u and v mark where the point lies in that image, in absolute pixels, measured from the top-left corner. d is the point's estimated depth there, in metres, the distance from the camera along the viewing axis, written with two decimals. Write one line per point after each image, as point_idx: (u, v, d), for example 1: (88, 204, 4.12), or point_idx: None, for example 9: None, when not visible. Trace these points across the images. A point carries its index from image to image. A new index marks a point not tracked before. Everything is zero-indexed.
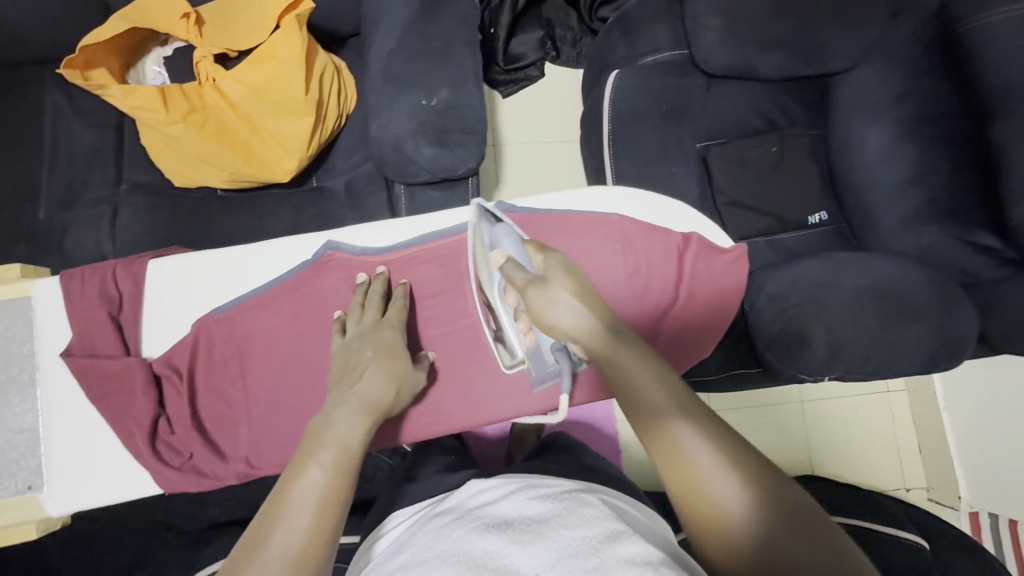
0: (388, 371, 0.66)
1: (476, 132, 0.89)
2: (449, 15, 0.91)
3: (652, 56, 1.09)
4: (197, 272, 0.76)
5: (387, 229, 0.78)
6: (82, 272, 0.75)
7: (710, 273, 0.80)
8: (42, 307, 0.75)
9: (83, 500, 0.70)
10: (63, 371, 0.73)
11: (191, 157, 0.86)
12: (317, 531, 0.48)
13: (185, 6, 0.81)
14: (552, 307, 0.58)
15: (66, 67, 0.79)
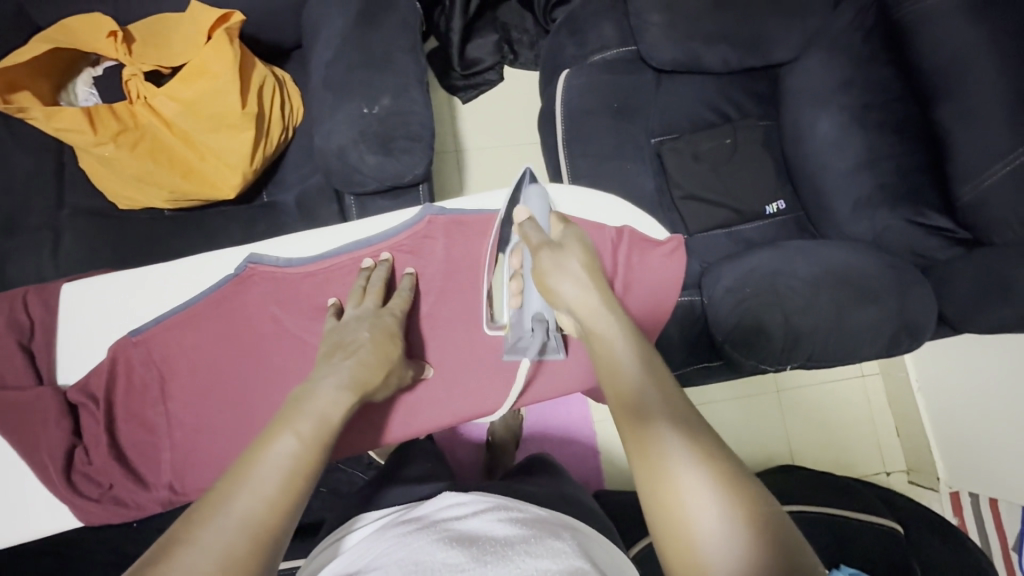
0: (379, 351, 0.64)
1: (422, 138, 0.89)
2: (388, 22, 0.90)
3: (600, 54, 1.09)
4: (115, 294, 0.74)
5: (314, 240, 0.75)
6: None
7: (646, 266, 0.80)
8: None
9: None
10: None
11: (127, 177, 0.84)
12: (280, 498, 0.47)
13: (111, 24, 0.79)
14: (555, 270, 0.64)
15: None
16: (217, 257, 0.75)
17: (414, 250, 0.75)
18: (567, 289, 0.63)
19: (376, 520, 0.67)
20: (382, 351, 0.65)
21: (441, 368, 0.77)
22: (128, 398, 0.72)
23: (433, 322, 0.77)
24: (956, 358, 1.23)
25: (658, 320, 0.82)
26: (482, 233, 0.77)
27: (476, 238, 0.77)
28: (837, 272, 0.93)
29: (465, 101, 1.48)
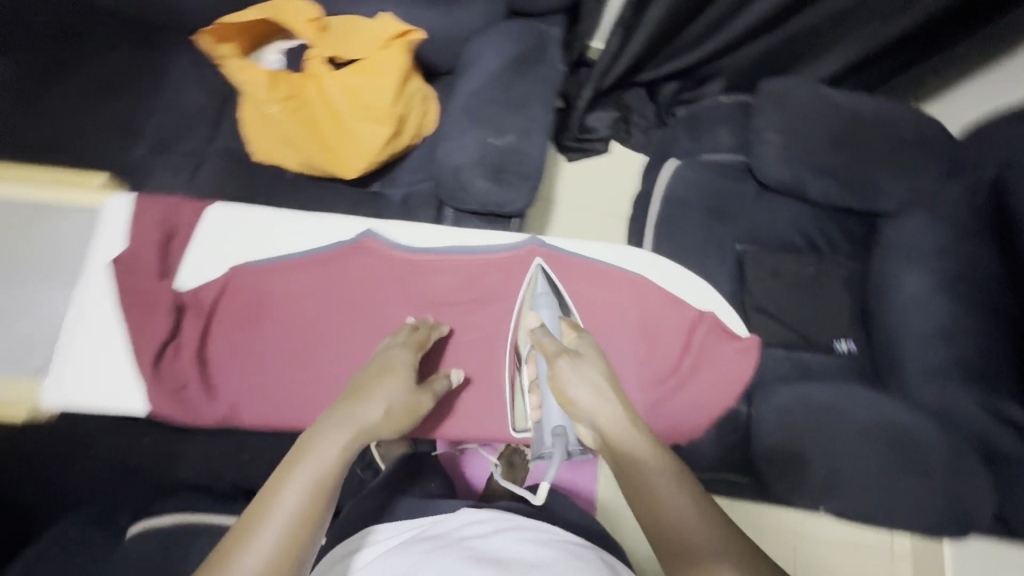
0: (401, 397, 0.64)
1: (530, 178, 0.96)
2: (535, 75, 1.02)
3: (712, 154, 1.15)
4: (252, 221, 0.80)
5: (426, 234, 0.82)
6: (153, 197, 0.79)
7: (717, 353, 0.81)
8: (110, 215, 0.78)
9: (77, 401, 0.71)
10: (104, 277, 0.76)
11: (276, 134, 0.95)
12: (310, 512, 0.50)
13: (316, 12, 0.92)
14: (575, 380, 0.62)
15: (207, 37, 0.90)
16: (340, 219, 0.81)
17: (507, 271, 0.81)
18: (581, 394, 0.61)
19: (392, 535, 0.68)
20: (408, 394, 0.65)
21: (497, 385, 0.81)
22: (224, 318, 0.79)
23: (495, 343, 0.81)
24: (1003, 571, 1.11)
25: (714, 411, 0.81)
26: (573, 275, 0.81)
27: (566, 278, 0.81)
28: (890, 428, 0.90)
29: (569, 160, 1.58)
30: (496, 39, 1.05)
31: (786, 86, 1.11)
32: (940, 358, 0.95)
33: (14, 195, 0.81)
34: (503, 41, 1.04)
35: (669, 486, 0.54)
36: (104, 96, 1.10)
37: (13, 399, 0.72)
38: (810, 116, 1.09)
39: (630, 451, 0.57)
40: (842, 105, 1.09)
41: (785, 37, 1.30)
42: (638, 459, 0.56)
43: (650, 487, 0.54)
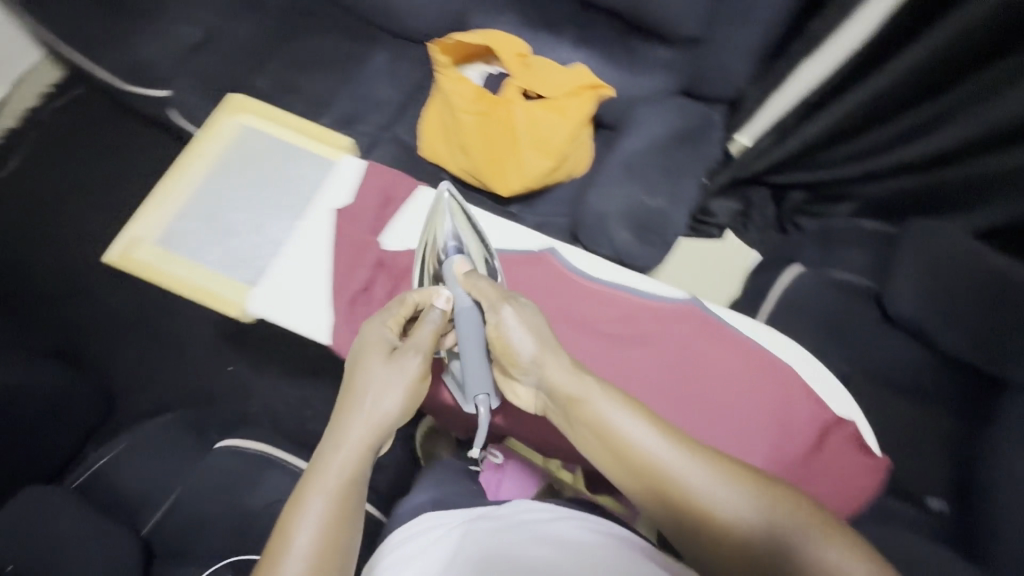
0: (390, 369, 0.66)
1: (667, 243, 1.02)
2: (694, 153, 1.08)
3: (841, 273, 1.17)
4: (455, 213, 0.88)
5: (598, 267, 0.85)
6: (379, 168, 0.91)
7: (847, 463, 0.74)
8: (341, 173, 0.91)
9: (277, 314, 0.81)
10: (326, 222, 0.87)
11: (456, 142, 1.05)
12: (344, 493, 0.59)
13: (524, 49, 1.02)
14: (516, 324, 0.67)
15: (434, 48, 1.02)
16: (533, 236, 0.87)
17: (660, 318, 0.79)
18: (522, 339, 0.66)
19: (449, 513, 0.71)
20: (398, 369, 0.65)
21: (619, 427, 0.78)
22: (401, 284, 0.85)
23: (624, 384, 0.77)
24: None
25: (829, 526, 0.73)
26: (713, 339, 0.78)
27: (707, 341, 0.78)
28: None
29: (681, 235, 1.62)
30: (668, 108, 1.12)
31: (935, 229, 1.12)
32: None
33: (276, 136, 0.97)
34: (674, 113, 1.11)
35: (616, 421, 0.61)
36: (311, 66, 1.25)
37: (230, 297, 0.84)
38: (953, 265, 1.07)
39: (573, 393, 0.63)
40: (994, 262, 1.06)
41: (956, 179, 1.21)
42: (583, 402, 0.63)
43: (602, 427, 0.61)
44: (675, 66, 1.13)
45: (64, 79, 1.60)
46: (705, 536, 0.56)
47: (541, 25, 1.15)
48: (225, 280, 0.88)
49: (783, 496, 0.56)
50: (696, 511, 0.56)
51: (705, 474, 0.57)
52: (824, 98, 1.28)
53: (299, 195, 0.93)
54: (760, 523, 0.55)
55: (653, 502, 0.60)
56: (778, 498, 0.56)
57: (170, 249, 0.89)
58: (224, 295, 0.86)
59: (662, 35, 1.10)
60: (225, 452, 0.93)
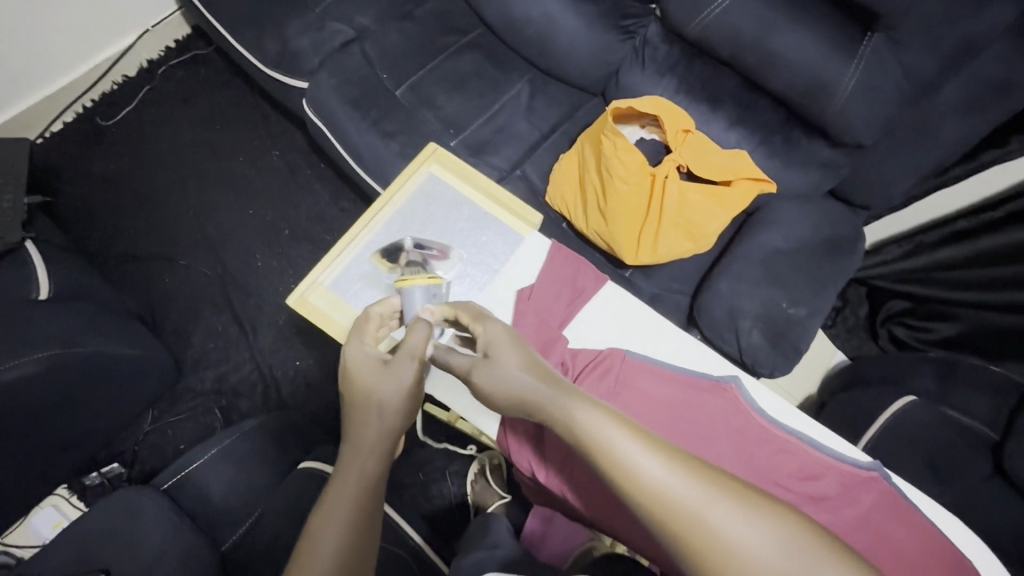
0: (387, 377, 0.66)
1: (798, 354, 0.97)
2: (838, 263, 1.03)
3: (959, 413, 1.11)
4: (633, 321, 0.79)
5: (788, 414, 0.72)
6: (565, 252, 0.84)
7: None
8: (524, 249, 0.84)
9: (445, 390, 0.85)
10: (499, 303, 0.80)
11: (597, 204, 1.01)
12: (362, 504, 0.60)
13: (691, 126, 0.98)
14: (502, 369, 0.62)
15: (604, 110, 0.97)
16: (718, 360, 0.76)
17: (838, 487, 0.64)
18: (517, 375, 0.61)
19: None
20: (395, 375, 0.66)
21: None
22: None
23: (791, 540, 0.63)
24: None
25: None
26: (899, 521, 0.63)
27: (893, 523, 0.63)
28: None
29: None
30: (816, 210, 1.08)
31: None
32: None
33: (460, 193, 0.87)
34: (823, 217, 1.08)
35: (595, 427, 0.54)
36: (453, 87, 1.24)
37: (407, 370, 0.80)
38: None
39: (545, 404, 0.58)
40: None
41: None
42: (556, 412, 0.57)
43: (572, 427, 0.55)
44: (834, 166, 1.08)
45: (189, 38, 1.59)
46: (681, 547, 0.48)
47: (702, 98, 1.13)
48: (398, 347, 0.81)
49: (800, 532, 0.47)
50: (677, 522, 0.48)
51: (694, 487, 0.49)
52: (976, 227, 1.23)
53: (484, 266, 0.82)
54: (769, 543, 0.46)
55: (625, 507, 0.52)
56: (778, 519, 0.48)
57: (344, 300, 0.81)
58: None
59: (830, 134, 1.05)
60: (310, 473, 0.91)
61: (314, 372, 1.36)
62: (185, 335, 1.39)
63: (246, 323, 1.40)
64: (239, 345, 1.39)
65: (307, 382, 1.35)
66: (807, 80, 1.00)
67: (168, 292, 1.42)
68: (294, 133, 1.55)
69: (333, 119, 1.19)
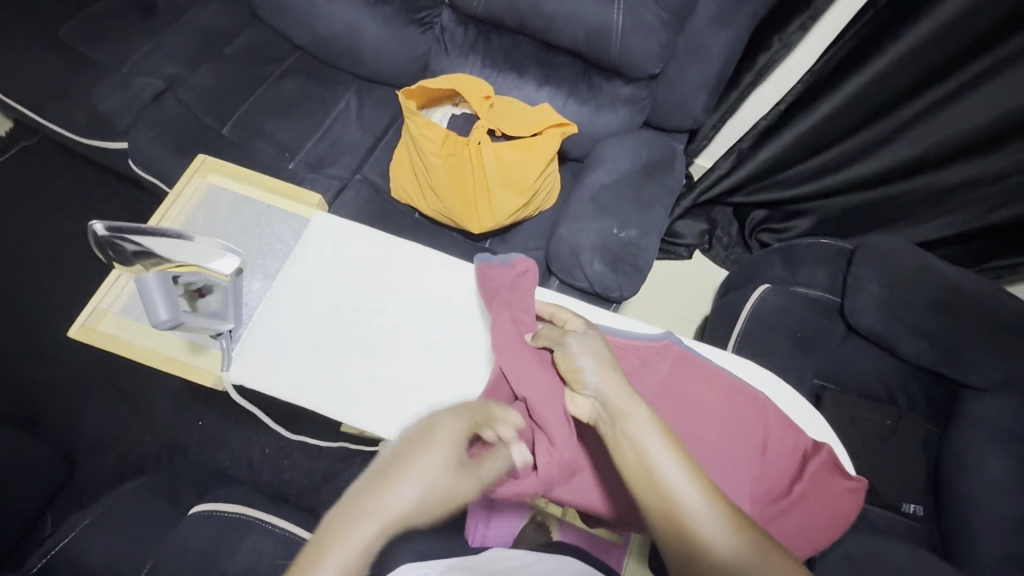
0: (446, 482, 0.48)
1: (642, 272, 1.04)
2: (661, 182, 1.12)
3: (805, 288, 1.21)
4: (431, 270, 0.81)
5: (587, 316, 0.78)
6: (355, 225, 0.82)
7: (824, 491, 0.69)
8: (312, 232, 0.82)
9: (251, 381, 0.73)
10: (301, 284, 0.79)
11: (426, 183, 1.07)
12: None
13: (490, 91, 1.06)
14: (583, 352, 0.65)
15: (401, 95, 1.04)
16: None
17: (640, 361, 0.71)
18: (590, 367, 0.63)
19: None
20: (454, 486, 0.49)
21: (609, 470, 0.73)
22: (368, 347, 0.76)
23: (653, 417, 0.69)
24: None
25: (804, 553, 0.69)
26: (692, 374, 0.71)
27: (687, 377, 0.71)
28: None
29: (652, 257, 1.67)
30: (632, 142, 1.17)
31: (895, 245, 1.17)
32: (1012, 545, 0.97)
33: (244, 198, 0.93)
34: (639, 145, 1.16)
35: (652, 445, 0.56)
36: (280, 113, 1.26)
37: (198, 368, 0.83)
38: (911, 280, 1.13)
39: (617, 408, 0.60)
40: (946, 274, 1.13)
41: (892, 195, 1.36)
42: (624, 421, 0.58)
43: (629, 443, 0.57)
44: (637, 101, 1.16)
45: (14, 131, 1.55)
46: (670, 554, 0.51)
47: (506, 66, 1.18)
48: (198, 350, 0.84)
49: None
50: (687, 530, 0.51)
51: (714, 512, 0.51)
52: (776, 122, 1.34)
53: (271, 254, 0.88)
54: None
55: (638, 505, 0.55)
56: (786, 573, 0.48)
57: (129, 319, 0.86)
58: (199, 364, 0.83)
59: (622, 73, 1.13)
60: (205, 520, 0.89)
61: (218, 426, 1.32)
62: (72, 427, 1.32)
63: (135, 398, 1.34)
64: (131, 425, 1.32)
65: (211, 439, 1.31)
66: (583, 30, 1.07)
67: (44, 389, 1.35)
68: (144, 197, 1.51)
69: (166, 171, 1.19)
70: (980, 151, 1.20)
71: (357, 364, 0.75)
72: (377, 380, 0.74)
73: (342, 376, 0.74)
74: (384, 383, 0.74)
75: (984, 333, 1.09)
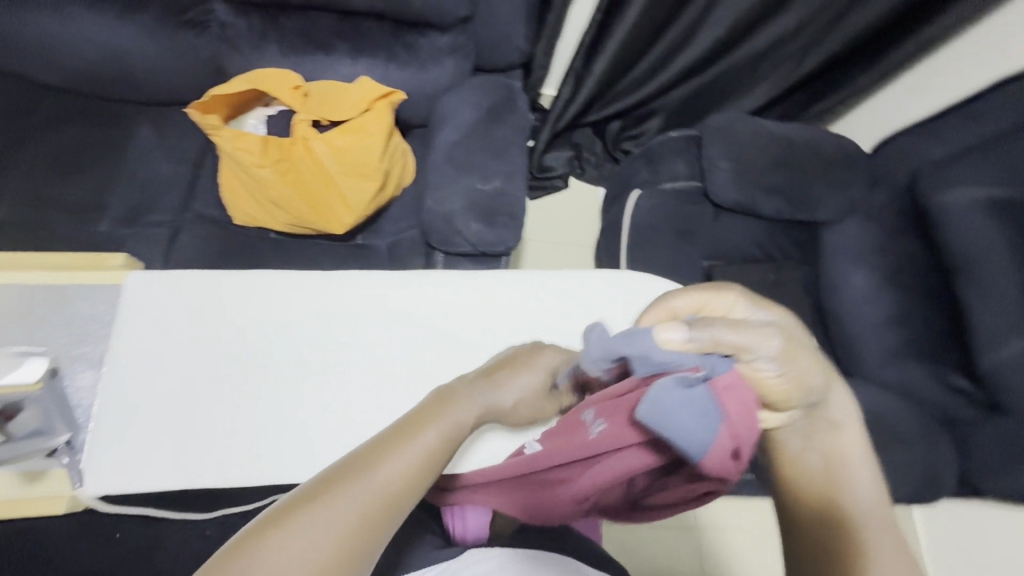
0: (537, 399, 0.64)
1: (519, 219, 1.01)
2: (509, 123, 1.09)
3: (671, 183, 1.27)
4: (291, 294, 0.74)
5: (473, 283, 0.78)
6: (187, 273, 0.74)
7: None
8: (133, 297, 0.72)
9: (122, 483, 0.64)
10: (147, 360, 0.69)
11: (264, 198, 0.96)
12: (395, 483, 0.48)
13: (297, 80, 0.95)
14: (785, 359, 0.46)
15: (193, 110, 0.90)
16: (382, 277, 0.76)
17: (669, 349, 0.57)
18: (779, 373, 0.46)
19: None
20: (541, 399, 0.64)
21: None
22: (246, 399, 0.68)
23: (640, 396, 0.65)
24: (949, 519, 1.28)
25: None
26: None
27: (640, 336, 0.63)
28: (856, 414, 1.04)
29: (533, 199, 1.67)
30: (468, 93, 1.12)
31: (734, 119, 1.25)
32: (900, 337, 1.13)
33: (41, 283, 0.78)
34: (476, 94, 1.12)
35: (856, 467, 0.53)
36: (67, 172, 1.06)
37: (45, 496, 0.71)
38: (754, 144, 1.22)
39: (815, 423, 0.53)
40: (778, 132, 1.24)
41: (718, 75, 1.45)
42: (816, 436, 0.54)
43: (829, 447, 0.53)
44: (459, 48, 1.11)
45: None
46: (808, 549, 0.53)
47: (309, 48, 1.07)
48: (35, 478, 0.72)
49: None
50: (849, 533, 0.51)
51: (888, 530, 0.51)
52: (599, 34, 1.35)
53: (91, 338, 0.76)
54: None
55: (788, 494, 0.55)
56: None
57: None
58: (45, 491, 0.71)
59: (433, 23, 1.07)
60: None
61: None
62: None
63: None
64: None
65: None
66: None
67: None
68: None
69: None
70: (775, 12, 1.29)
71: (242, 421, 0.67)
72: (269, 429, 0.67)
73: (228, 438, 0.66)
74: (279, 426, 0.67)
75: (824, 173, 1.22)
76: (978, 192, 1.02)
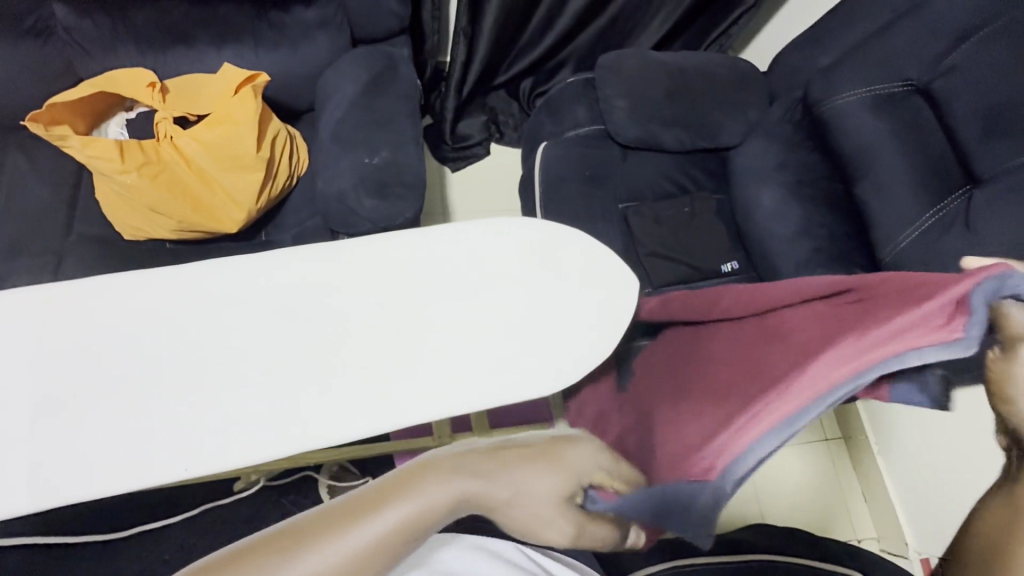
0: (537, 502, 0.54)
1: (415, 187, 0.99)
2: (393, 91, 1.06)
3: (574, 131, 1.26)
4: (143, 298, 0.74)
5: (336, 255, 0.80)
6: (22, 295, 0.73)
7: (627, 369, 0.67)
8: None
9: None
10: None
11: (142, 206, 0.93)
12: (357, 551, 0.47)
13: (150, 77, 0.91)
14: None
15: (33, 122, 0.86)
16: (240, 265, 0.77)
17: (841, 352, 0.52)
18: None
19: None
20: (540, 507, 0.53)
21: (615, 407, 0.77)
22: (110, 410, 0.70)
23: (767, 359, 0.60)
24: (885, 411, 1.34)
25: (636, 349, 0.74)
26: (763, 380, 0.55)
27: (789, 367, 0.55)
28: None
29: (454, 170, 1.64)
30: (346, 66, 1.08)
31: (628, 55, 1.23)
32: (812, 245, 1.11)
33: None
34: (355, 66, 1.08)
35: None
36: None
37: None
38: (649, 78, 1.21)
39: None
40: (671, 62, 1.23)
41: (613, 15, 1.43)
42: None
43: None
44: (329, 20, 1.06)
45: None
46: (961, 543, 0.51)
47: (168, 42, 1.01)
48: None
49: None
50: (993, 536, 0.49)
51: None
52: None
53: None
54: None
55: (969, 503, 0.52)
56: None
57: None
58: None
59: None
60: None
61: None
62: None
63: None
64: None
65: None
66: None
67: None
68: None
69: None
70: None
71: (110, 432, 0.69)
72: (139, 436, 0.69)
73: (94, 451, 0.68)
74: (146, 432, 0.69)
75: (722, 98, 1.23)
76: (867, 89, 1.03)
